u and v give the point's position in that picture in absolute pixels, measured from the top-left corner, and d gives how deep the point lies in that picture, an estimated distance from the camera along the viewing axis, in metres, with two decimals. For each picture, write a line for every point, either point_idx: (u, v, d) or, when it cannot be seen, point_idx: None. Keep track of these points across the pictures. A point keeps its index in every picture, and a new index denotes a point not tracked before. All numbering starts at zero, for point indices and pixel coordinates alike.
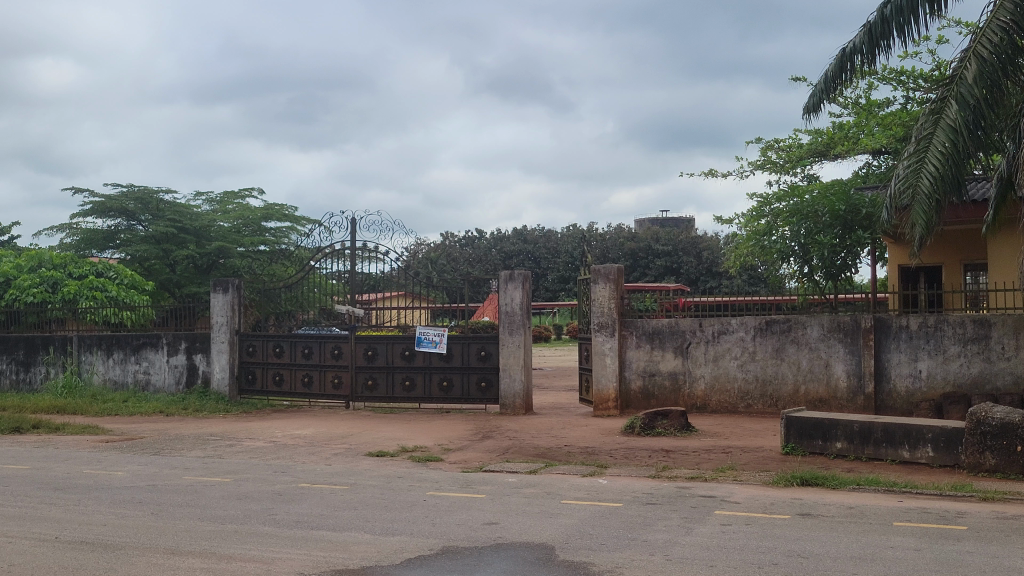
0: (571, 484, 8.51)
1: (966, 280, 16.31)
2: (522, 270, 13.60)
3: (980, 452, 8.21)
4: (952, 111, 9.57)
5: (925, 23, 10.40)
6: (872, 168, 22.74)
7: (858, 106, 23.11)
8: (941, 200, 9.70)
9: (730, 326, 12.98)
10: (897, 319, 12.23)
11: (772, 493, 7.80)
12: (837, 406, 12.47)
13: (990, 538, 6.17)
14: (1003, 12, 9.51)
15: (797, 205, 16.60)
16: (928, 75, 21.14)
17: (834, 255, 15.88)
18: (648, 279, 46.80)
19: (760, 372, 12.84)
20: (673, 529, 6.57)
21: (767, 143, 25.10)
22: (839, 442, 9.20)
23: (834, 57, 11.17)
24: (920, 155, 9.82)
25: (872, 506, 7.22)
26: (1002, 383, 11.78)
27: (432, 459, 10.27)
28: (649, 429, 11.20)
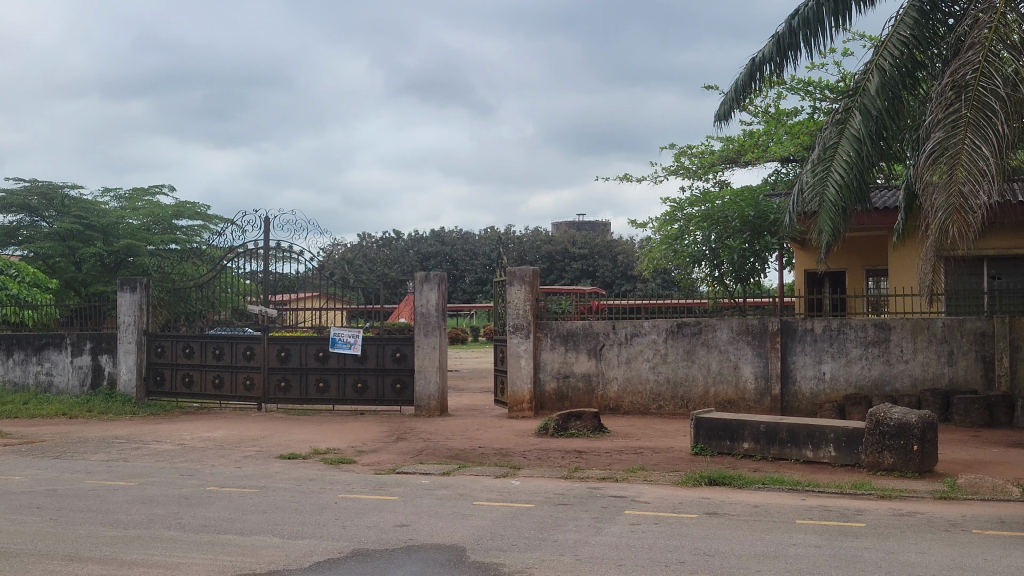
0: (484, 486, 8.53)
1: (868, 286, 16.86)
2: (438, 272, 13.55)
3: (878, 452, 8.48)
4: (855, 121, 9.86)
5: (829, 35, 10.73)
6: (780, 176, 23.43)
7: (767, 114, 23.74)
8: (847, 208, 9.97)
9: (643, 329, 13.18)
10: (803, 322, 12.58)
11: (681, 493, 7.94)
12: (746, 408, 12.72)
13: (886, 534, 6.38)
14: (903, 26, 9.86)
15: (708, 210, 16.92)
16: (833, 86, 21.84)
17: (744, 259, 16.18)
18: (564, 282, 47.14)
19: (671, 374, 13.04)
20: (584, 529, 6.63)
21: (680, 150, 25.37)
22: (745, 442, 9.40)
23: (744, 66, 11.37)
24: (826, 163, 10.06)
25: (776, 505, 7.40)
26: (900, 385, 12.25)
27: (345, 462, 10.17)
28: (562, 430, 11.28)
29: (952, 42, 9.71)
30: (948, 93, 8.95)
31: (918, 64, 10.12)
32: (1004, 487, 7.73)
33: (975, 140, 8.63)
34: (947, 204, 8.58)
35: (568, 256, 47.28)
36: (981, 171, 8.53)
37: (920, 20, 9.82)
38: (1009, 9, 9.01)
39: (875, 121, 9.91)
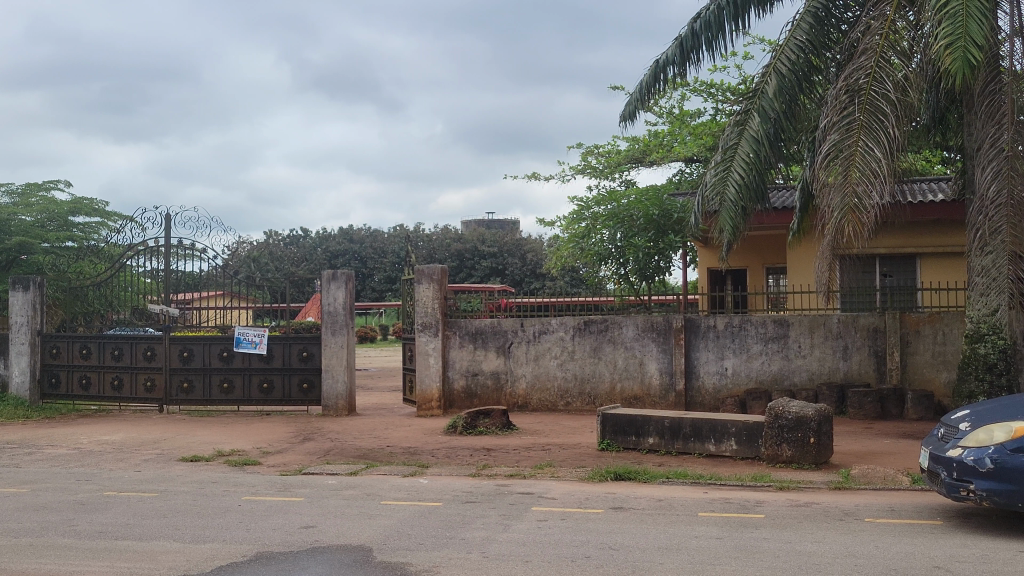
0: (392, 485, 8.48)
1: (768, 283, 17.33)
2: (345, 270, 13.46)
3: (777, 444, 8.71)
4: (754, 123, 10.11)
5: (729, 39, 10.98)
6: (684, 175, 23.89)
7: (671, 115, 24.20)
8: (746, 207, 10.20)
9: (550, 326, 13.28)
10: (706, 319, 12.85)
11: (587, 489, 8.03)
12: (651, 403, 12.94)
13: (784, 525, 6.57)
14: (800, 31, 10.11)
15: (614, 209, 17.14)
16: (734, 88, 22.38)
17: (649, 258, 16.57)
18: (474, 280, 47.15)
19: (578, 371, 13.17)
20: (491, 526, 6.65)
21: (587, 148, 25.60)
22: (650, 437, 9.56)
23: (647, 68, 11.53)
24: (726, 163, 10.27)
25: (679, 499, 7.55)
26: (798, 380, 12.63)
27: (249, 463, 9.98)
28: (471, 428, 11.29)
29: (845, 47, 10.04)
30: (843, 97, 9.26)
31: (814, 67, 10.44)
32: (895, 477, 8.03)
33: (868, 142, 8.96)
34: (842, 204, 8.87)
35: (477, 254, 47.34)
36: (873, 172, 8.85)
37: (816, 25, 10.13)
38: (898, 16, 9.36)
39: (772, 123, 10.18)
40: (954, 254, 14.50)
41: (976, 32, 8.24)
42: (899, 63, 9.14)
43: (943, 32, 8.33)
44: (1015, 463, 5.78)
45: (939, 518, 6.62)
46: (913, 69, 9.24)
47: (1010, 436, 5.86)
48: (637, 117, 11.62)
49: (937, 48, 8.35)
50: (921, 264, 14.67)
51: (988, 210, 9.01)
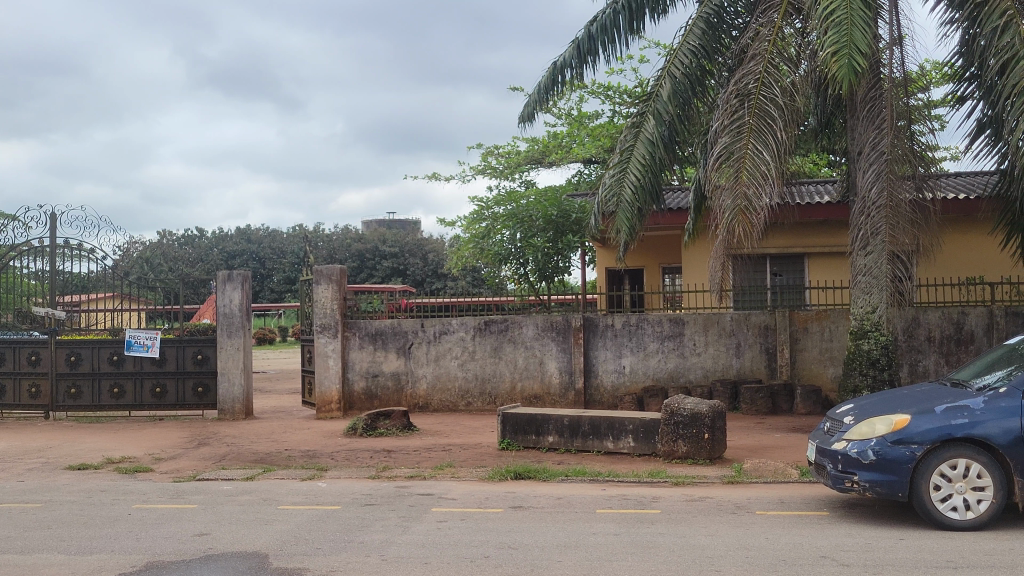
0: (289, 489, 8.35)
1: (664, 282, 17.68)
2: (241, 270, 13.19)
3: (673, 440, 8.90)
4: (649, 126, 10.28)
5: (625, 42, 11.17)
6: (583, 176, 24.15)
7: (569, 117, 24.45)
8: (642, 208, 10.37)
9: (451, 326, 13.27)
10: (604, 318, 13.02)
11: (487, 488, 8.05)
12: (551, 402, 13.05)
13: (679, 519, 6.72)
14: (692, 36, 10.36)
15: (513, 209, 17.18)
16: (631, 91, 22.78)
17: (548, 258, 16.76)
18: (374, 281, 46.71)
19: (478, 371, 13.19)
20: (390, 529, 6.61)
21: (486, 149, 25.66)
22: (550, 436, 9.65)
23: (545, 69, 11.61)
24: (622, 165, 10.41)
25: (577, 496, 7.64)
26: (693, 377, 12.92)
27: (140, 470, 9.69)
28: (371, 429, 11.18)
29: (735, 53, 10.32)
30: (733, 101, 9.49)
31: (706, 71, 10.70)
32: (784, 470, 8.28)
33: (757, 145, 9.22)
34: (733, 204, 9.09)
35: (378, 255, 46.94)
36: (763, 174, 9.12)
37: (707, 31, 10.39)
38: (785, 23, 9.67)
39: (666, 125, 10.38)
40: (840, 253, 15.05)
41: (860, 39, 8.56)
42: (786, 69, 9.44)
43: (829, 39, 8.63)
44: (895, 455, 6.02)
45: (825, 509, 6.86)
46: (799, 75, 9.55)
47: (890, 429, 6.10)
48: (535, 118, 11.69)
49: (824, 54, 8.64)
50: (809, 263, 15.18)
51: (870, 211, 9.36)
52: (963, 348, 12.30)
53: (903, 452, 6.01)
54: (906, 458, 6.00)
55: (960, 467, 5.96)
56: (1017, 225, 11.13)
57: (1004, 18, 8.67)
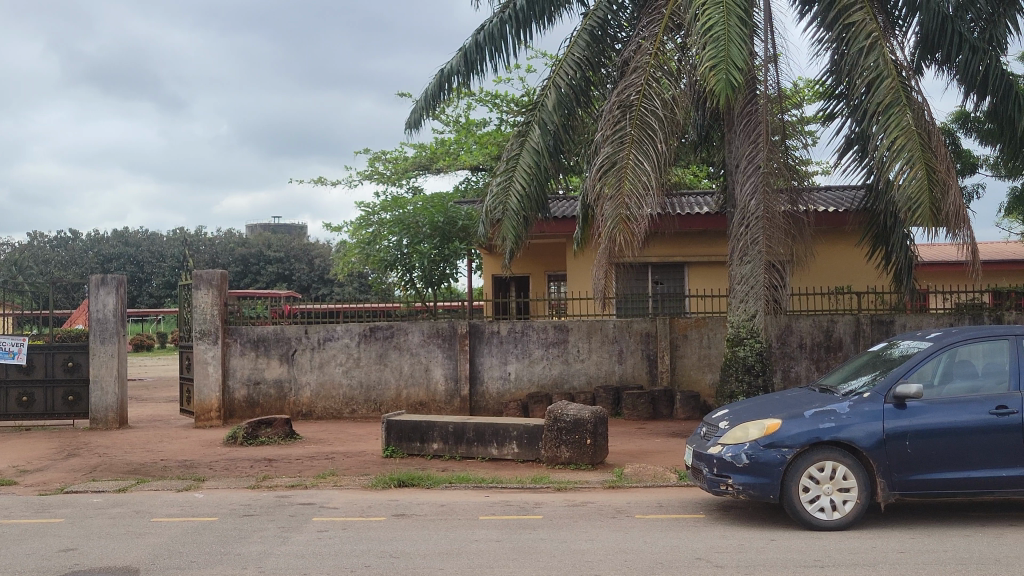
0: (164, 500, 8.09)
1: (550, 289, 17.90)
2: (116, 275, 12.72)
3: (556, 446, 8.97)
4: (534, 135, 10.39)
5: (512, 51, 11.24)
6: (470, 183, 24.20)
7: (457, 124, 24.51)
8: (527, 216, 10.45)
9: (335, 333, 13.10)
10: (489, 325, 13.07)
11: (370, 497, 7.97)
12: (436, 409, 13.02)
13: (560, 525, 6.78)
14: (577, 48, 10.53)
15: (399, 215, 16.94)
16: (518, 100, 23.00)
17: (434, 265, 16.72)
18: (259, 286, 45.65)
19: (363, 378, 13.06)
20: (269, 540, 6.47)
21: (374, 154, 25.46)
22: (435, 443, 9.61)
23: (432, 76, 11.58)
24: (508, 173, 10.48)
25: (461, 503, 7.63)
26: (577, 383, 13.09)
27: (4, 483, 9.22)
28: (252, 438, 10.93)
29: (618, 65, 10.52)
30: (615, 112, 9.67)
31: (590, 83, 10.87)
32: (663, 474, 8.47)
33: (638, 156, 9.42)
34: (614, 213, 9.26)
35: (262, 260, 45.97)
36: (642, 185, 9.33)
37: (591, 43, 10.58)
38: (666, 38, 9.90)
39: (551, 135, 10.50)
40: (718, 263, 15.49)
41: (736, 56, 8.85)
42: (666, 82, 9.67)
43: (706, 54, 8.89)
44: (767, 458, 6.23)
45: (701, 512, 7.04)
46: (679, 88, 9.79)
47: (763, 433, 6.30)
48: (422, 125, 11.65)
49: (701, 68, 8.90)
50: (689, 271, 15.56)
51: (746, 222, 9.66)
52: (832, 355, 12.81)
53: (775, 456, 6.22)
54: (778, 461, 6.21)
55: (827, 468, 6.20)
56: (881, 237, 11.67)
57: (869, 40, 9.09)
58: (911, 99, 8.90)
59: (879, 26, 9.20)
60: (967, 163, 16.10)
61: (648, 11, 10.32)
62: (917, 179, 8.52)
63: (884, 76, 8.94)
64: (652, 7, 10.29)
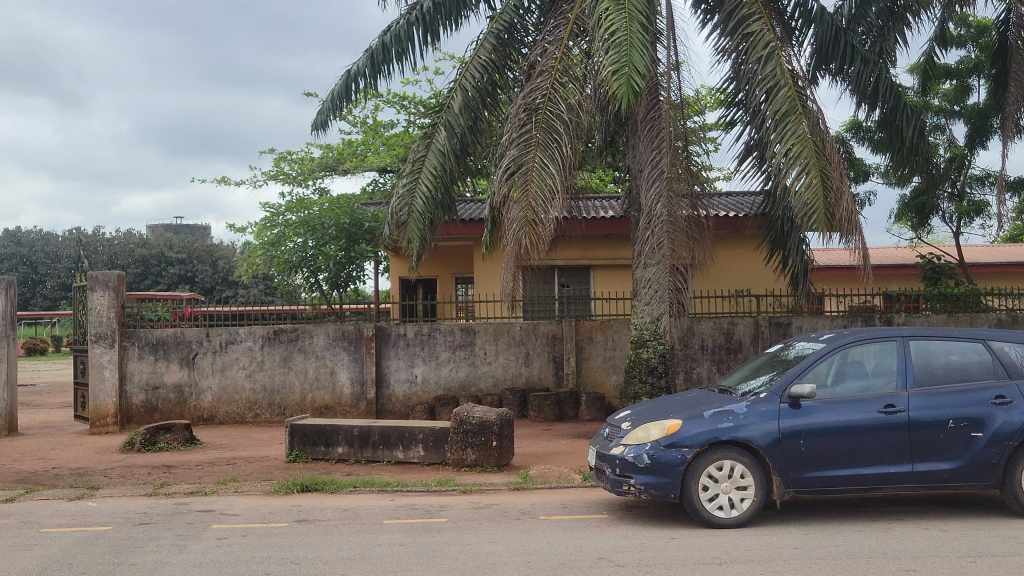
0: (55, 510, 7.79)
1: (457, 291, 17.89)
2: (5, 276, 12.21)
3: (462, 449, 8.95)
4: (441, 137, 10.37)
5: (419, 53, 11.20)
6: (378, 184, 24.01)
7: (364, 125, 24.32)
8: (433, 218, 10.42)
9: (238, 336, 12.85)
10: (396, 328, 12.99)
11: (272, 502, 7.83)
12: (342, 413, 12.86)
13: (464, 527, 6.78)
14: (484, 51, 10.53)
15: (304, 216, 16.71)
16: (426, 102, 22.96)
17: (340, 267, 16.55)
18: (160, 288, 44.37)
19: (267, 382, 12.83)
20: (165, 548, 6.30)
21: (280, 154, 25.06)
22: (340, 447, 9.51)
23: (339, 76, 11.45)
24: (414, 174, 10.43)
25: (365, 507, 7.56)
26: (484, 386, 13.12)
27: None
28: (151, 444, 10.61)
29: (524, 68, 10.57)
30: (521, 114, 9.71)
31: (497, 86, 10.91)
32: (568, 475, 8.54)
33: (544, 158, 9.49)
34: (520, 216, 9.30)
35: (164, 261, 44.74)
36: (548, 189, 9.40)
37: (498, 47, 10.60)
38: (572, 42, 9.97)
39: (457, 137, 10.50)
40: (623, 267, 15.72)
41: (638, 62, 8.99)
42: (572, 87, 9.76)
43: (608, 59, 9.00)
44: (667, 458, 6.33)
45: (603, 512, 7.12)
46: (584, 93, 9.89)
47: (663, 433, 6.40)
48: (328, 126, 11.51)
49: (604, 73, 9.01)
50: (594, 274, 15.74)
51: (650, 226, 9.81)
52: (732, 356, 13.11)
53: (675, 455, 6.32)
54: (678, 460, 6.32)
55: (725, 468, 6.33)
56: (779, 242, 11.99)
57: (767, 49, 9.34)
58: (806, 108, 9.19)
59: (776, 36, 9.47)
60: (860, 171, 16.70)
61: (554, 16, 10.40)
62: (813, 186, 8.79)
63: (781, 85, 9.20)
64: (558, 12, 10.38)
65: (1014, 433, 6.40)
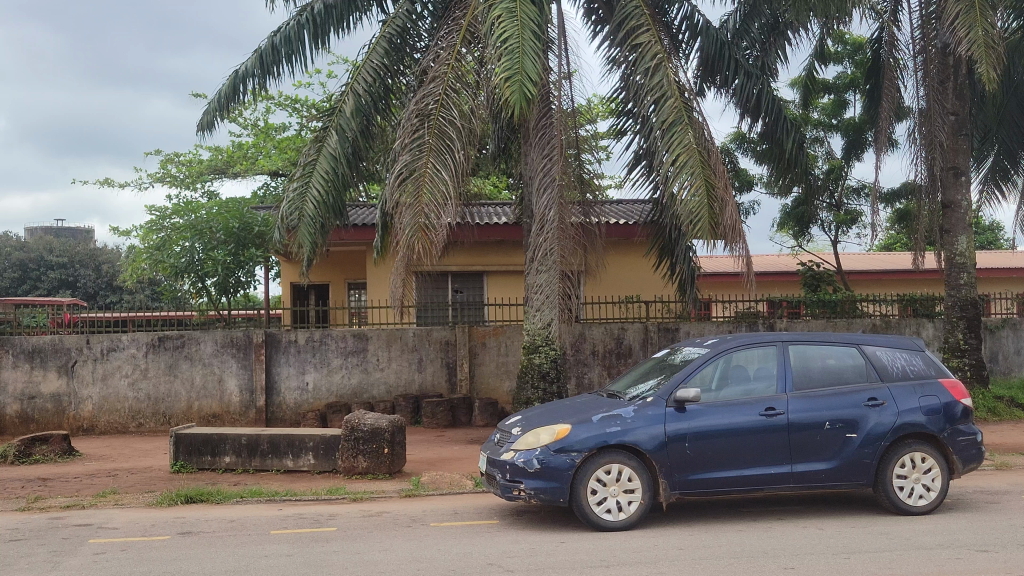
0: None
1: (349, 297, 17.72)
2: None
3: (353, 456, 8.84)
4: (332, 141, 10.25)
5: (310, 55, 11.06)
6: (269, 188, 23.60)
7: (255, 127, 23.90)
8: (324, 223, 10.29)
9: (121, 343, 12.43)
10: (286, 334, 12.77)
11: (154, 515, 7.60)
12: (230, 421, 12.60)
13: (354, 536, 6.70)
14: (376, 55, 10.45)
15: (191, 220, 16.32)
16: (319, 106, 22.67)
17: (229, 272, 16.19)
18: (39, 294, 42.57)
19: (151, 390, 12.45)
20: (38, 565, 6.04)
21: (166, 156, 24.38)
22: (227, 456, 9.27)
23: (227, 76, 11.21)
24: (306, 178, 10.28)
25: (252, 518, 7.40)
26: (377, 392, 13.01)
27: None
28: (25, 456, 10.14)
29: (417, 73, 10.52)
30: (414, 120, 9.68)
31: (389, 90, 10.86)
32: (459, 481, 8.54)
33: (437, 165, 9.49)
34: (413, 222, 9.26)
35: (43, 265, 42.98)
36: (441, 195, 9.40)
37: (390, 51, 10.54)
38: (465, 48, 10.00)
39: (348, 142, 10.40)
40: (515, 273, 15.83)
41: (529, 70, 9.07)
42: (465, 94, 9.78)
43: (501, 65, 9.05)
44: (557, 462, 6.38)
45: (494, 518, 7.14)
46: (476, 99, 9.92)
47: (553, 438, 6.45)
48: (216, 127, 11.26)
49: (497, 80, 9.05)
50: (488, 280, 15.79)
51: (542, 232, 9.87)
52: (622, 361, 13.34)
53: (564, 460, 6.38)
54: (567, 465, 6.38)
55: (613, 471, 6.42)
56: (667, 249, 12.25)
57: (655, 60, 9.55)
58: (692, 119, 9.42)
59: (663, 48, 9.69)
60: (744, 181, 17.21)
61: (447, 21, 10.41)
62: (698, 195, 9.00)
63: (668, 95, 9.42)
64: (450, 19, 10.40)
65: (886, 433, 6.71)
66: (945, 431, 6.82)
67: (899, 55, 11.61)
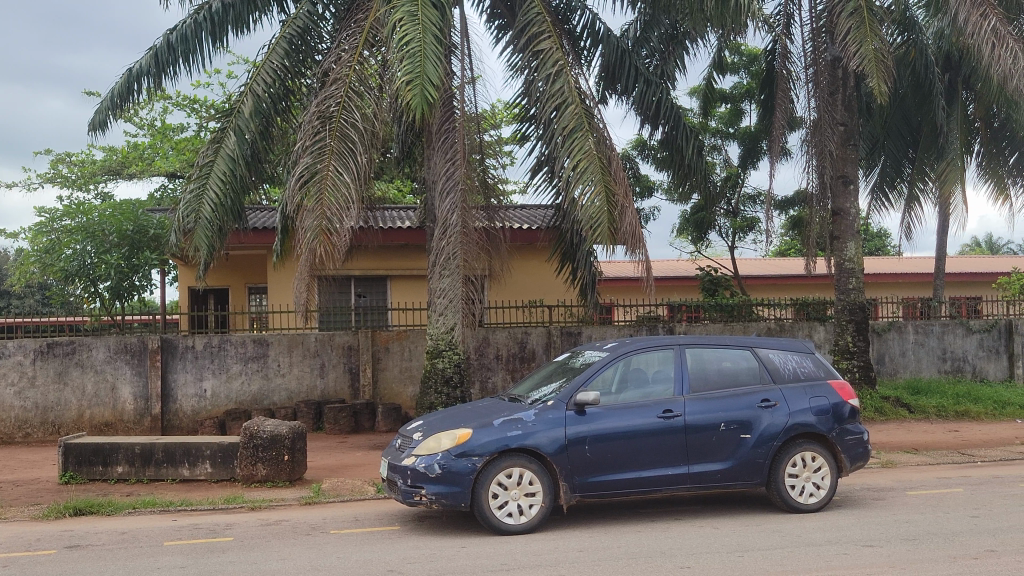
0: None
1: (250, 302, 17.41)
2: None
3: (251, 464, 8.66)
4: (230, 142, 10.04)
5: (207, 54, 10.83)
6: (167, 190, 23.01)
7: (152, 128, 23.27)
8: (222, 224, 10.09)
9: (6, 350, 11.95)
10: (183, 339, 12.46)
11: (41, 528, 7.31)
12: (124, 429, 12.21)
13: (251, 545, 6.57)
14: (275, 55, 10.26)
15: (82, 222, 15.79)
16: (218, 106, 22.20)
17: (123, 276, 15.72)
18: None
19: (39, 399, 12.00)
20: None
21: (56, 156, 23.56)
22: (119, 466, 8.99)
23: (120, 75, 10.89)
24: (202, 179, 10.06)
25: (144, 529, 7.19)
26: (277, 399, 12.79)
27: None
28: None
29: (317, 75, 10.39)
30: (315, 122, 9.56)
31: (289, 92, 10.68)
32: (361, 488, 8.46)
33: (338, 167, 9.38)
34: (314, 225, 9.14)
35: None
36: (342, 198, 9.30)
37: (290, 52, 10.37)
38: (367, 51, 9.94)
39: (247, 143, 10.22)
40: (418, 277, 15.77)
41: (430, 73, 9.06)
42: (366, 97, 9.70)
43: (402, 69, 9.01)
44: (458, 467, 6.36)
45: (395, 524, 7.09)
46: (379, 103, 9.85)
47: (454, 443, 6.43)
48: (108, 126, 10.94)
49: (398, 83, 9.01)
50: (391, 285, 15.69)
51: (444, 235, 9.83)
52: (526, 365, 13.41)
53: (465, 465, 6.37)
54: (467, 469, 6.37)
55: (514, 475, 6.45)
56: (569, 254, 12.37)
57: (556, 67, 9.65)
58: (592, 124, 9.54)
59: (564, 55, 9.80)
60: (644, 187, 17.51)
61: (348, 23, 10.32)
62: (598, 200, 9.11)
63: (568, 101, 9.52)
64: (352, 21, 10.31)
65: (777, 433, 6.89)
66: (834, 430, 7.05)
67: (791, 67, 11.97)
